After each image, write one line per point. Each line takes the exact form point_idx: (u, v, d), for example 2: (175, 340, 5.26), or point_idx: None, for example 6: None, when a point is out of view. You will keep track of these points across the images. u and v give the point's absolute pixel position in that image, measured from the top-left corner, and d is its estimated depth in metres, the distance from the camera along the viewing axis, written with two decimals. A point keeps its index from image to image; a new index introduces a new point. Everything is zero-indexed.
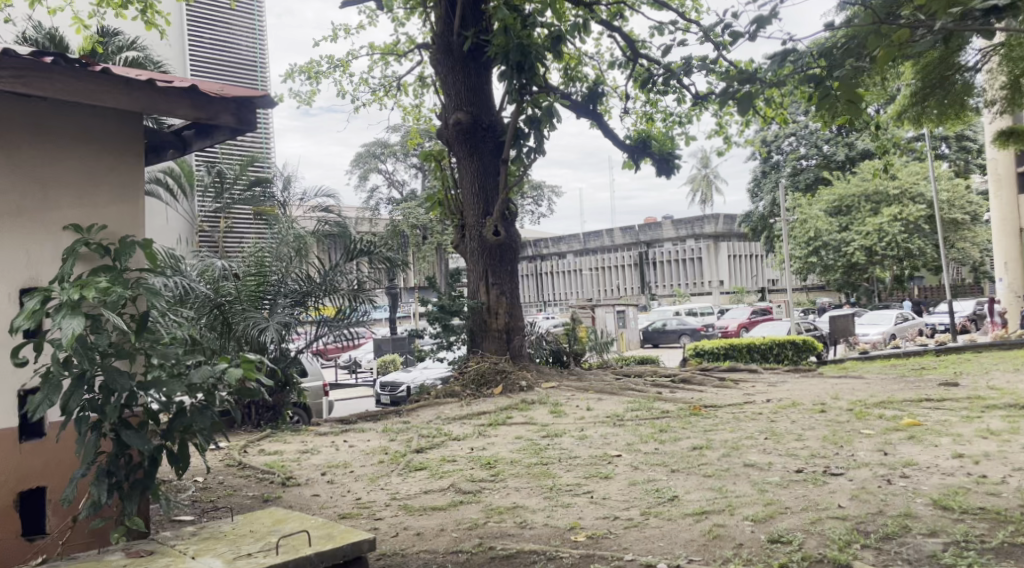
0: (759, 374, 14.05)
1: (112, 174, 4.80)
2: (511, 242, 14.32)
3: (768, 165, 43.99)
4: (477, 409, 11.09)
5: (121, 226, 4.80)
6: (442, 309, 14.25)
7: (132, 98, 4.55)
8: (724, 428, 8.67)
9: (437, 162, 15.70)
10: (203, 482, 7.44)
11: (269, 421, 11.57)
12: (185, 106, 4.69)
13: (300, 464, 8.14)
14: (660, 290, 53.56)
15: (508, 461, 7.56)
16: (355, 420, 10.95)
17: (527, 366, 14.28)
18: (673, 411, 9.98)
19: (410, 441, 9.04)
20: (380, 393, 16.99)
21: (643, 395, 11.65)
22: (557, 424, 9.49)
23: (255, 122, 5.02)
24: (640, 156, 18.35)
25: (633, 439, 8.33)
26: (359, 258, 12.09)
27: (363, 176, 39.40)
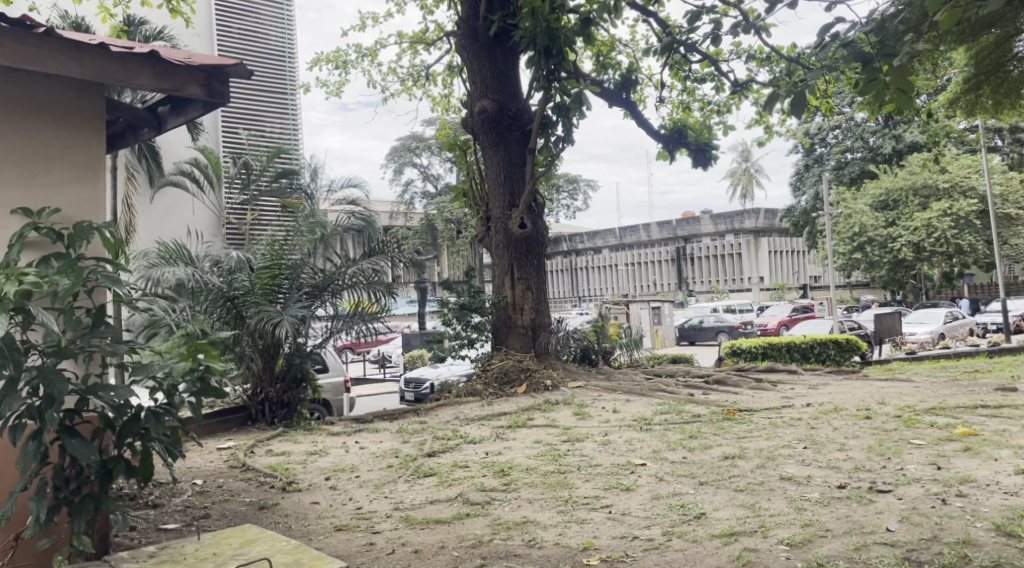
0: (798, 375, 13.33)
1: (69, 153, 4.43)
2: (537, 235, 13.93)
3: (811, 158, 42.79)
4: (498, 410, 10.59)
5: (78, 211, 4.42)
6: (468, 308, 13.72)
7: (84, 65, 4.29)
8: (758, 435, 8.04)
9: (461, 152, 15.29)
10: (201, 486, 7.04)
11: (283, 419, 11.18)
12: (146, 74, 4.46)
13: (306, 467, 7.71)
14: (697, 286, 52.55)
15: (524, 469, 7.04)
16: (371, 420, 10.53)
17: (553, 365, 13.78)
18: (704, 415, 9.38)
19: (424, 443, 8.58)
20: (405, 390, 16.61)
21: (674, 397, 11.04)
22: (581, 428, 8.95)
23: (226, 94, 4.75)
24: (675, 147, 17.71)
25: (659, 445, 7.75)
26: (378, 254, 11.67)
27: (399, 170, 39.17)
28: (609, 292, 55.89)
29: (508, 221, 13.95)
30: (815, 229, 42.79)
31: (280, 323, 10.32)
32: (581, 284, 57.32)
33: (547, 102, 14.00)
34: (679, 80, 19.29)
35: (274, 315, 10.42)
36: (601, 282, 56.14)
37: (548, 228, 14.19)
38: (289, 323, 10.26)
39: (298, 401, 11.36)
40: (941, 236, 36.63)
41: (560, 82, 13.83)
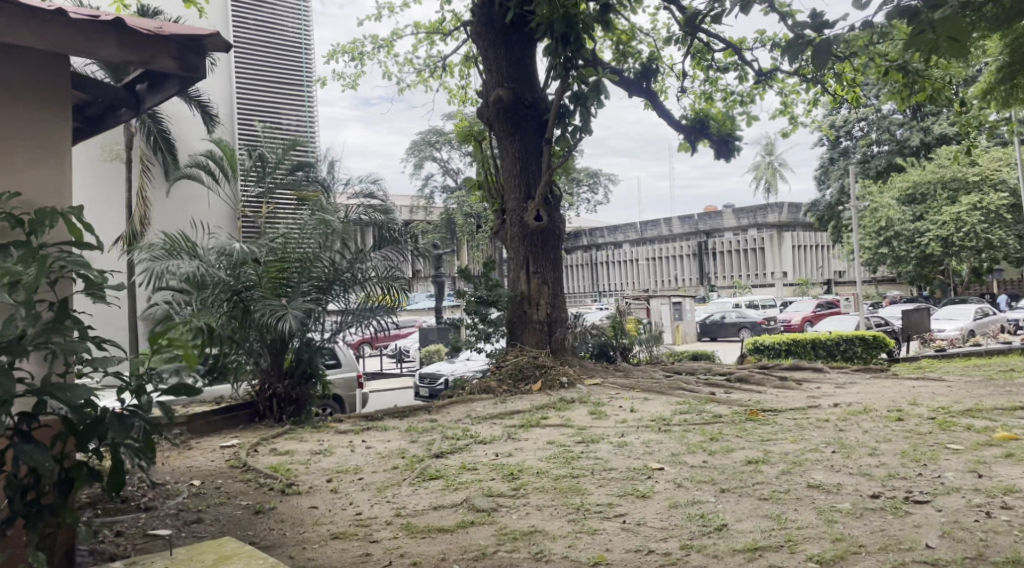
0: (824, 373, 12.86)
1: (28, 133, 4.20)
2: (554, 227, 13.56)
3: (837, 151, 41.97)
4: (511, 408, 10.25)
5: (40, 194, 4.19)
6: (485, 302, 13.37)
7: (43, 35, 4.07)
8: (784, 437, 7.61)
9: (477, 142, 14.99)
10: (198, 487, 6.76)
11: (291, 416, 10.87)
12: (109, 45, 4.28)
13: (308, 468, 7.40)
14: (719, 281, 51.90)
15: (535, 472, 6.67)
16: (380, 417, 10.22)
17: (570, 361, 13.42)
18: (726, 415, 8.98)
19: (432, 443, 8.25)
20: (419, 385, 16.31)
21: (695, 395, 10.64)
22: (596, 428, 8.59)
23: (202, 66, 4.61)
24: (696, 138, 17.25)
25: (679, 448, 7.35)
26: (386, 246, 11.49)
27: (419, 164, 38.88)
28: (630, 287, 55.36)
29: (524, 213, 13.58)
30: (841, 223, 41.99)
31: (284, 317, 9.98)
32: (601, 279, 56.83)
33: (564, 91, 13.62)
34: (701, 69, 18.80)
35: (280, 308, 10.10)
36: (621, 277, 55.61)
37: (565, 220, 13.84)
38: (295, 317, 9.93)
39: (307, 399, 11.05)
40: (971, 230, 35.77)
41: (578, 70, 13.45)
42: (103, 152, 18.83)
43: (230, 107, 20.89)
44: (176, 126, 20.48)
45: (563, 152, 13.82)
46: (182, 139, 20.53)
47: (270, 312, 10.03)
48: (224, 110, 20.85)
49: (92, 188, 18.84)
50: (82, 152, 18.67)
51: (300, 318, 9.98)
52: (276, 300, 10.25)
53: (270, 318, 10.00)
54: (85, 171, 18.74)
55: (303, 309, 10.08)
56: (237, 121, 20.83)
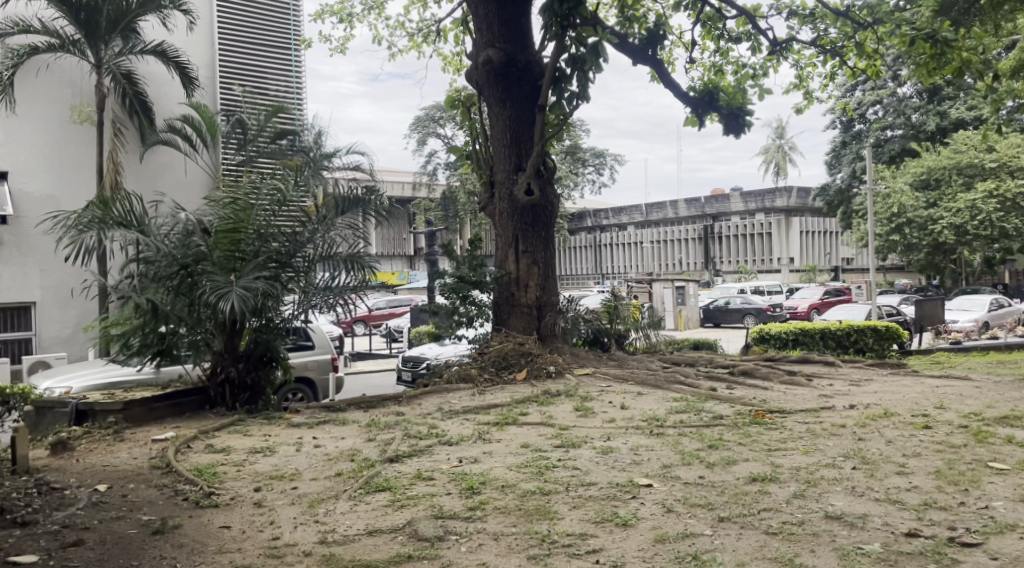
0: (836, 368, 11.76)
1: None
2: (546, 202, 12.49)
3: (849, 135, 40.74)
4: (490, 401, 9.22)
5: None
6: (472, 282, 12.16)
7: None
8: (796, 448, 6.52)
9: (466, 109, 13.98)
10: (101, 494, 5.73)
11: (247, 403, 9.85)
12: None
13: (240, 471, 6.35)
14: (725, 266, 50.76)
15: (500, 486, 5.61)
16: (342, 409, 9.16)
17: (559, 349, 12.33)
18: (729, 417, 7.91)
19: (391, 442, 7.20)
20: (402, 369, 15.28)
21: (694, 392, 9.55)
22: (580, 429, 7.54)
23: None
24: (704, 112, 16.13)
25: (673, 458, 6.28)
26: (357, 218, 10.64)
27: (422, 141, 37.67)
28: (633, 270, 54.20)
29: (514, 186, 12.48)
30: (851, 209, 40.82)
31: (228, 294, 8.87)
32: (605, 261, 55.69)
33: (560, 52, 12.44)
34: (712, 39, 17.59)
35: (227, 282, 9.06)
36: (625, 260, 54.49)
37: (558, 196, 12.74)
38: (241, 293, 8.86)
39: (265, 385, 10.03)
40: (986, 218, 34.41)
41: (576, 28, 12.29)
42: (72, 113, 17.44)
43: (211, 69, 19.71)
44: (152, 89, 19.12)
45: (557, 122, 12.75)
46: (159, 102, 19.14)
47: (216, 287, 8.98)
48: (205, 72, 19.60)
49: (61, 149, 17.78)
50: (49, 112, 17.53)
51: (248, 295, 8.91)
52: (223, 275, 9.23)
53: (215, 294, 8.93)
54: (52, 132, 17.62)
55: (252, 285, 9.03)
56: (219, 85, 19.59)
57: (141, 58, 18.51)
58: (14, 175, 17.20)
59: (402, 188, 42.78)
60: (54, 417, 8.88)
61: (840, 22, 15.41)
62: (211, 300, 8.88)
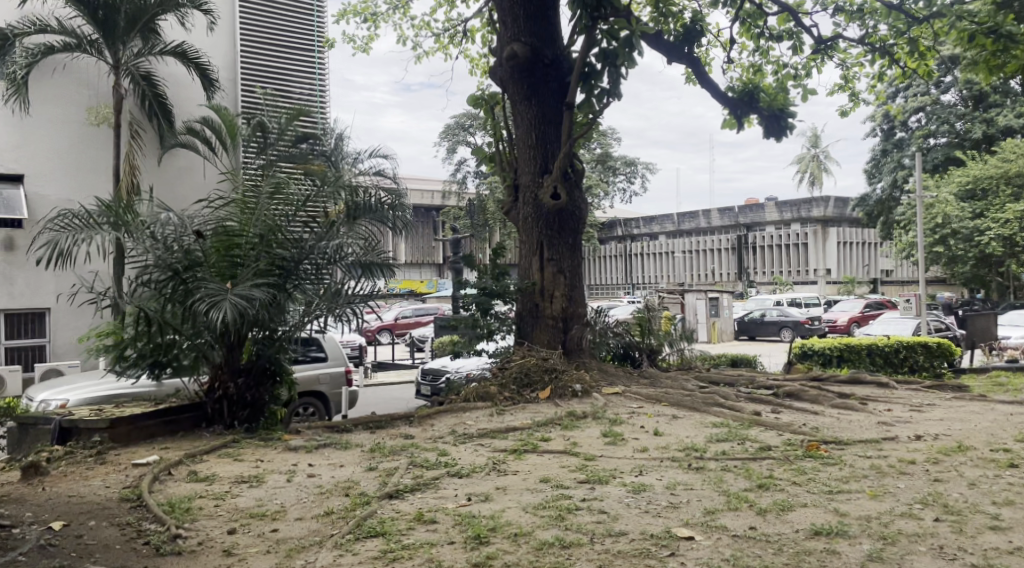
0: (890, 391, 10.71)
1: None
2: (573, 207, 11.65)
3: (890, 143, 39.34)
4: (509, 424, 8.39)
5: None
6: (495, 293, 11.33)
7: None
8: (863, 491, 5.57)
9: (489, 109, 13.22)
10: (52, 534, 4.95)
11: (246, 422, 9.08)
12: None
13: (218, 506, 5.54)
14: (759, 277, 49.43)
15: (513, 535, 4.74)
16: (347, 431, 8.36)
17: (586, 365, 11.42)
18: (778, 449, 6.98)
19: (394, 474, 6.37)
20: (421, 382, 14.49)
21: (736, 417, 8.61)
22: (608, 460, 6.66)
23: None
24: (743, 113, 15.18)
25: (716, 502, 5.37)
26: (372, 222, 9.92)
27: (451, 149, 36.96)
28: (664, 281, 53.02)
29: (539, 191, 11.67)
30: (892, 219, 39.32)
31: (221, 304, 8.12)
32: (635, 271, 54.59)
33: (590, 47, 11.61)
34: (751, 38, 16.62)
35: (221, 290, 8.32)
36: (655, 270, 53.27)
37: (587, 201, 11.90)
38: (235, 303, 8.09)
39: (266, 401, 9.23)
40: None
41: (608, 21, 11.43)
42: (89, 115, 16.95)
43: (232, 71, 19.16)
44: (172, 91, 18.60)
45: (586, 122, 11.91)
46: (177, 104, 18.61)
47: (208, 295, 8.25)
48: (225, 73, 19.09)
49: (78, 152, 17.27)
50: (64, 112, 17.00)
51: (242, 305, 8.14)
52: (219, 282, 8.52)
53: (208, 303, 8.20)
54: (68, 134, 17.10)
55: (249, 294, 8.27)
56: (240, 87, 19.03)
57: (160, 59, 18.04)
58: (30, 178, 16.72)
59: (430, 197, 42.27)
60: (38, 434, 8.13)
61: (892, 17, 14.41)
62: (201, 309, 8.14)
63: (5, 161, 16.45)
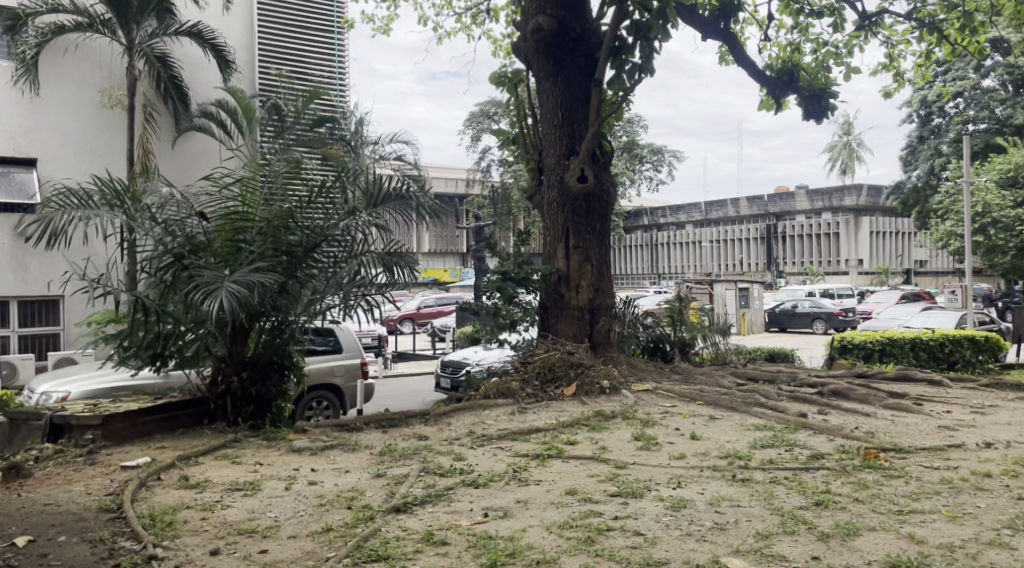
0: (945, 390, 9.93)
1: None
2: (601, 191, 10.94)
3: (927, 129, 37.95)
4: (533, 424, 7.75)
5: None
6: (518, 281, 10.74)
7: None
8: (939, 513, 4.85)
9: (513, 88, 12.54)
10: (13, 554, 4.36)
11: (250, 418, 8.46)
12: None
13: (204, 520, 4.93)
14: (789, 267, 48.37)
15: (535, 563, 4.09)
16: (359, 430, 7.77)
17: (613, 359, 10.74)
18: (833, 458, 6.27)
19: (403, 482, 5.74)
20: (440, 375, 13.87)
21: (780, 419, 7.89)
22: (642, 469, 5.99)
23: None
24: (781, 93, 14.31)
25: (769, 524, 4.68)
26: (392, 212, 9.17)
27: (475, 137, 36.19)
28: (691, 270, 51.97)
29: (565, 173, 10.96)
30: (928, 208, 38.00)
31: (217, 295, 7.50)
32: (661, 261, 53.61)
33: (619, 20, 10.85)
34: (790, 14, 15.72)
35: (220, 277, 7.71)
36: (682, 260, 52.26)
37: (615, 184, 11.17)
38: (233, 291, 7.47)
39: (273, 396, 8.61)
40: None
41: None
42: (102, 98, 16.60)
43: (250, 52, 18.62)
44: (188, 73, 18.07)
45: (616, 101, 11.20)
46: (194, 86, 18.07)
47: (206, 283, 7.65)
48: (242, 55, 18.56)
49: (93, 136, 16.79)
50: (77, 94, 16.55)
51: (240, 293, 7.50)
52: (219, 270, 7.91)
53: (205, 292, 7.59)
54: (82, 118, 16.63)
55: (249, 282, 7.63)
56: (256, 69, 18.49)
57: (175, 39, 17.50)
58: (44, 162, 16.25)
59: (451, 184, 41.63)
60: (28, 431, 7.58)
61: None
62: (197, 299, 7.53)
63: (19, 144, 15.99)
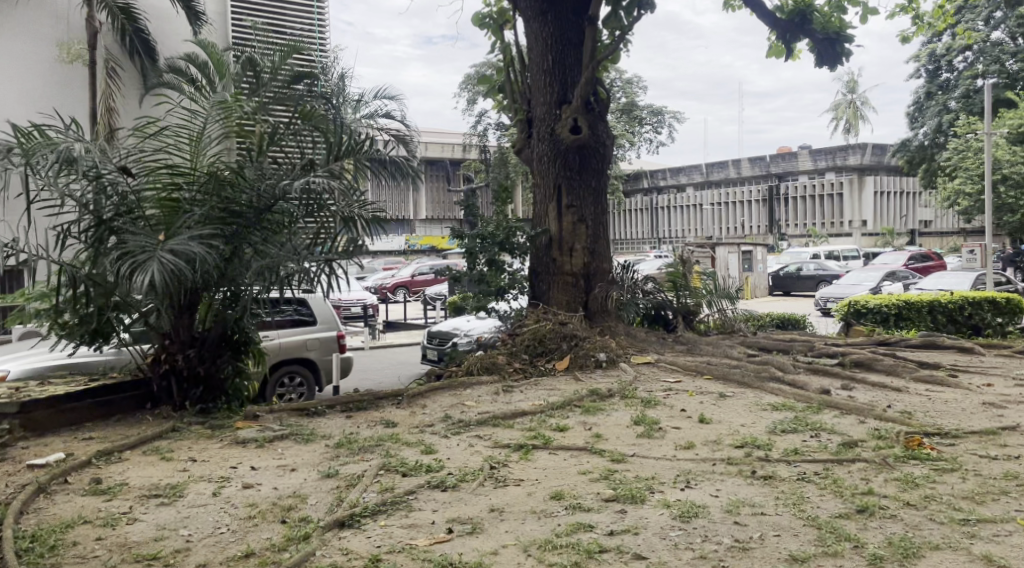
0: (978, 359, 8.99)
1: None
2: (597, 142, 9.86)
3: (935, 84, 36.54)
4: (519, 406, 6.79)
5: None
6: (499, 245, 9.80)
7: None
8: (1013, 522, 3.89)
9: (497, 30, 11.37)
10: None
11: (200, 403, 7.43)
12: None
13: (100, 540, 3.96)
14: (791, 230, 47.33)
15: None
16: (320, 415, 6.83)
17: (610, 329, 9.77)
18: (870, 445, 5.33)
19: (357, 482, 4.78)
20: (426, 346, 12.83)
21: (800, 397, 6.94)
22: (644, 464, 5.04)
23: None
24: (791, 38, 13.00)
25: (805, 541, 3.72)
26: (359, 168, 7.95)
27: (471, 99, 34.82)
28: (692, 234, 50.81)
29: (556, 123, 9.88)
30: (935, 166, 36.63)
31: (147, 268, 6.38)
32: (661, 225, 52.43)
33: None
34: None
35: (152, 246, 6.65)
36: (683, 224, 51.18)
37: (611, 134, 10.08)
38: (165, 263, 6.41)
39: (228, 376, 7.59)
40: None
41: None
42: (59, 51, 15.23)
43: (221, 3, 17.41)
44: (155, 25, 16.78)
45: (612, 41, 10.12)
46: (162, 39, 16.80)
47: (134, 252, 6.59)
48: (213, 6, 17.30)
49: (53, 93, 15.49)
50: (33, 49, 15.22)
51: (173, 266, 6.45)
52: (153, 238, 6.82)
53: (132, 263, 6.52)
54: (39, 74, 15.31)
55: (183, 250, 6.56)
56: (229, 21, 17.28)
57: None
58: None
59: (444, 149, 40.49)
60: None
61: None
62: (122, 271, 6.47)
63: None
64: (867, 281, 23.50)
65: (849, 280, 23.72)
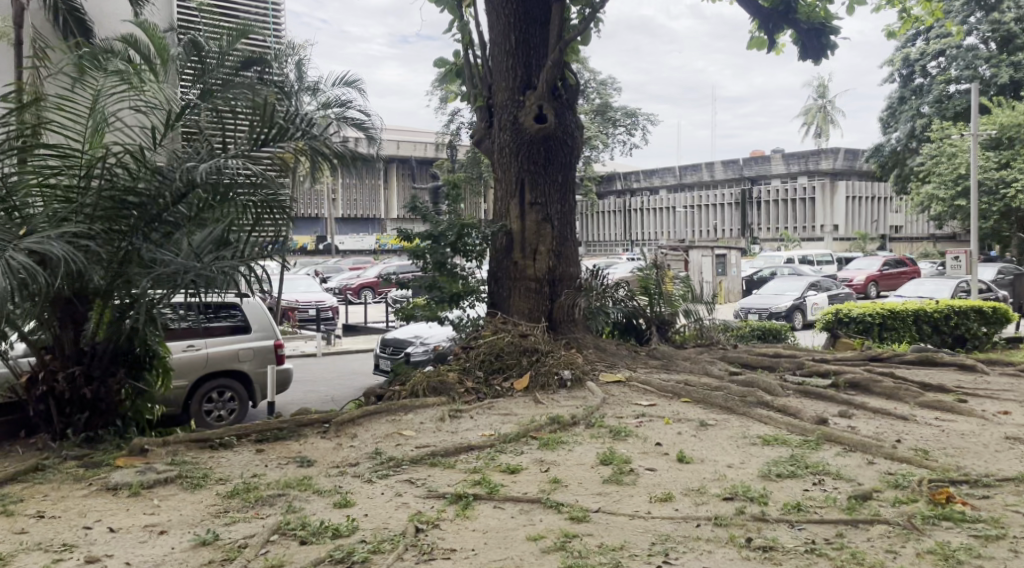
0: (983, 379, 8.05)
1: None
2: (563, 132, 8.83)
3: (908, 89, 35.65)
4: (465, 439, 5.70)
5: None
6: (450, 246, 8.70)
7: None
8: None
9: (455, 7, 10.25)
10: None
11: (86, 430, 6.20)
12: None
13: None
14: (763, 233, 46.72)
15: None
16: (226, 450, 5.68)
17: (576, 341, 8.72)
18: (889, 499, 4.32)
19: (237, 555, 3.66)
20: (379, 357, 11.64)
21: (794, 428, 5.93)
22: (611, 526, 3.98)
23: None
24: (772, 27, 11.90)
25: None
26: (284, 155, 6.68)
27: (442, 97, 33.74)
28: (665, 237, 50.16)
29: (519, 110, 8.79)
30: (907, 171, 35.99)
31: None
32: (634, 227, 51.74)
33: None
34: None
35: (5, 238, 5.32)
36: (656, 226, 50.46)
37: (580, 123, 9.04)
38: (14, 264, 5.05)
39: (121, 398, 6.36)
40: None
41: None
42: None
43: None
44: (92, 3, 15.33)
45: (581, 19, 9.10)
46: (99, 20, 15.39)
47: None
48: None
49: None
50: None
51: (26, 266, 5.10)
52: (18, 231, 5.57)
53: None
54: None
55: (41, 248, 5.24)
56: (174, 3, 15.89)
57: None
58: None
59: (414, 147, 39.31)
60: None
61: None
62: None
63: None
64: (789, 289, 21.30)
65: (770, 289, 21.51)
